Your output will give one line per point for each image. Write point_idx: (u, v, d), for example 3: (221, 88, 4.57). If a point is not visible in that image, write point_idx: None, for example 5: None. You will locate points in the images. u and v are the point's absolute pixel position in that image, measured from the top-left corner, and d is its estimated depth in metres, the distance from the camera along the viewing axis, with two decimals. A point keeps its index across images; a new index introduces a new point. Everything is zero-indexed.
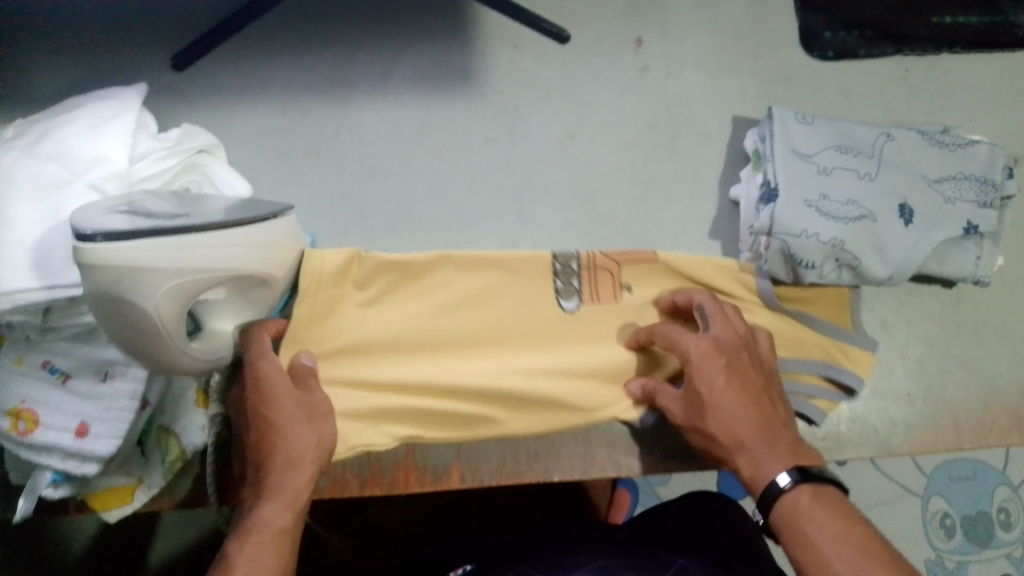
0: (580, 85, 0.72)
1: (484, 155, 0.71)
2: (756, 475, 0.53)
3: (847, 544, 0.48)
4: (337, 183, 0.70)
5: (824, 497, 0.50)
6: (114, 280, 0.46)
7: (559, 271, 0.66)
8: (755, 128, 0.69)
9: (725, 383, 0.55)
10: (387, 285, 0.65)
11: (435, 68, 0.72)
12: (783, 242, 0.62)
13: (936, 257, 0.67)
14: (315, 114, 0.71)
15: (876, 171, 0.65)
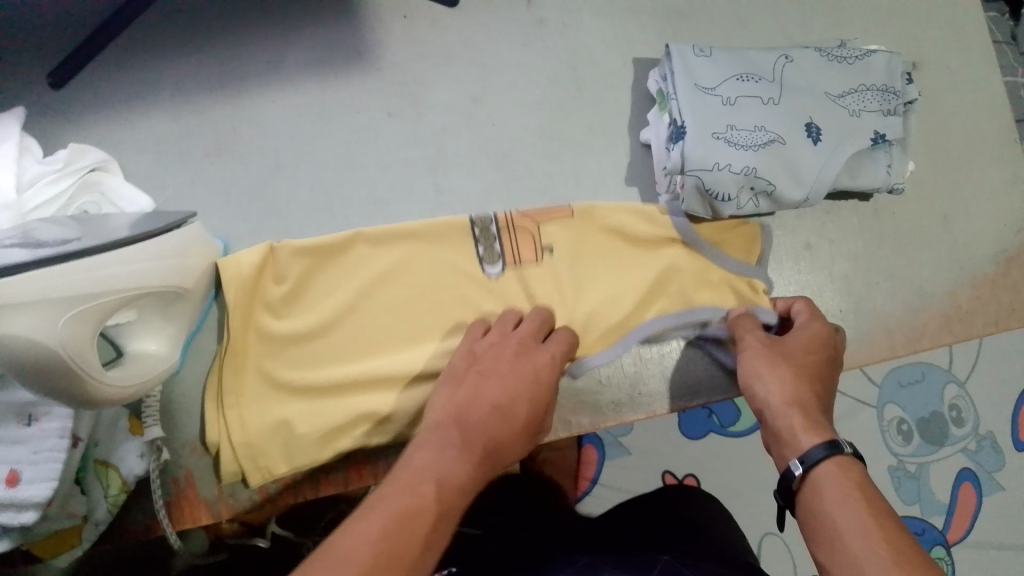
0: (479, 48, 0.70)
1: (390, 133, 0.69)
2: (792, 438, 0.50)
3: (868, 528, 0.42)
4: (242, 182, 0.67)
5: (853, 476, 0.46)
6: (18, 319, 0.42)
7: (479, 237, 0.66)
8: (655, 68, 0.69)
9: (811, 357, 0.57)
10: (304, 290, 0.65)
11: (326, 49, 0.69)
12: (697, 179, 0.63)
13: (851, 170, 0.67)
14: (212, 114, 0.68)
15: (779, 95, 0.66)
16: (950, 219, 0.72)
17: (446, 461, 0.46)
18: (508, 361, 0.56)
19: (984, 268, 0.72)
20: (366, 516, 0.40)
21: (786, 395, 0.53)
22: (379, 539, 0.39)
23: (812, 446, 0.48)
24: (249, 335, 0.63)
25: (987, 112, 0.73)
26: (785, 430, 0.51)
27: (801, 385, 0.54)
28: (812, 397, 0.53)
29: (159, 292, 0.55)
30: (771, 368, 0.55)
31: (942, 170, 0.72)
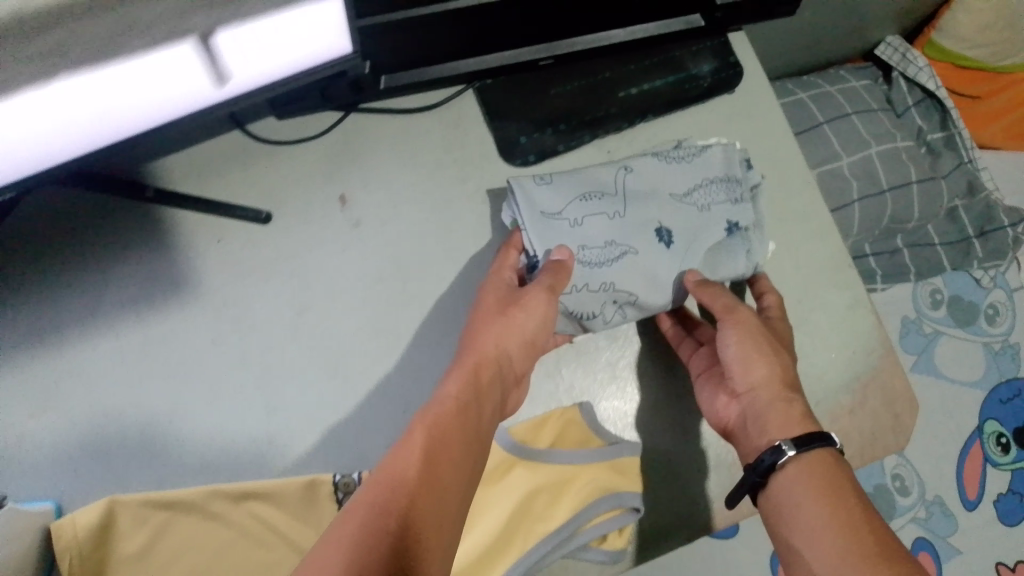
0: (298, 260, 0.70)
1: (215, 358, 0.67)
2: (779, 427, 0.58)
3: (832, 509, 0.53)
4: (66, 434, 0.65)
5: (829, 461, 0.56)
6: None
7: (341, 495, 0.64)
8: (506, 204, 0.66)
9: (772, 352, 0.62)
10: (140, 548, 0.63)
11: (142, 284, 0.68)
12: (559, 305, 0.62)
13: (708, 268, 0.66)
14: (30, 370, 0.66)
15: (625, 207, 0.65)
16: (800, 354, 0.70)
17: (451, 388, 0.54)
18: (503, 310, 0.60)
19: (842, 399, 0.70)
20: (355, 509, 0.44)
21: (769, 389, 0.61)
22: (381, 517, 0.43)
23: (783, 438, 0.58)
24: None
25: (816, 239, 0.73)
26: (771, 417, 0.59)
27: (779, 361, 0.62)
28: (785, 375, 0.62)
29: None
30: (751, 339, 0.62)
31: (783, 305, 0.71)
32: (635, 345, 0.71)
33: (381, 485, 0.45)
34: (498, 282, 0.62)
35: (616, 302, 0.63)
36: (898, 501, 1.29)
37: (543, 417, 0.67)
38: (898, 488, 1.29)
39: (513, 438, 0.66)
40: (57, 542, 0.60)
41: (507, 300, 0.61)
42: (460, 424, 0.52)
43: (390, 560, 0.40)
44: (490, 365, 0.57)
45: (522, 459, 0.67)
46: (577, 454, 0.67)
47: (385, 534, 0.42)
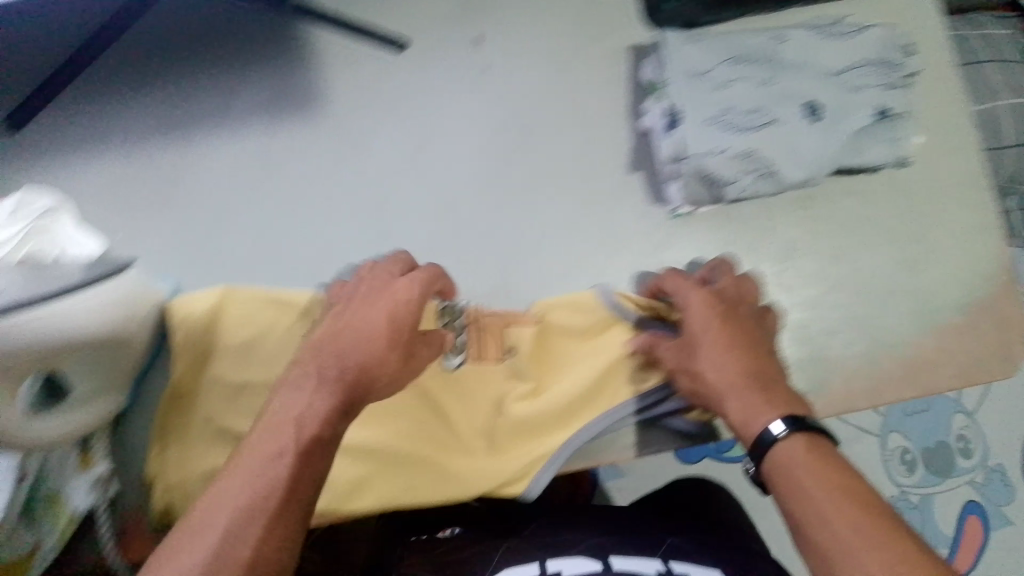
0: (426, 93, 0.70)
1: (333, 177, 0.68)
2: (745, 418, 0.53)
3: (858, 529, 0.46)
4: (187, 227, 0.67)
5: (819, 459, 0.50)
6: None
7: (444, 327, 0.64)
8: (650, 60, 0.68)
9: (716, 323, 0.57)
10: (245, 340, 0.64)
11: (271, 94, 0.70)
12: (698, 164, 0.62)
13: (853, 150, 0.64)
14: (159, 161, 0.68)
15: (776, 76, 0.64)
16: (918, 265, 0.70)
17: (297, 402, 0.50)
18: (375, 299, 0.56)
19: (951, 317, 0.69)
20: (229, 487, 0.47)
21: (720, 374, 0.55)
22: (237, 503, 0.46)
23: (767, 420, 0.52)
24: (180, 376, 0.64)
25: (956, 153, 0.71)
26: (736, 412, 0.54)
27: (733, 351, 0.56)
28: (755, 362, 0.56)
29: (86, 338, 0.55)
30: (714, 336, 0.57)
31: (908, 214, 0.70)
32: (749, 232, 0.69)
33: (252, 476, 0.47)
34: (376, 269, 0.58)
35: (755, 172, 0.62)
36: (958, 461, 1.23)
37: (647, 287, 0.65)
38: (960, 448, 1.24)
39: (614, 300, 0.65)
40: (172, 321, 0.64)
41: (378, 288, 0.57)
42: (269, 441, 0.49)
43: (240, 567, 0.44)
44: (367, 372, 0.53)
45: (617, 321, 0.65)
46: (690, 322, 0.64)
47: (254, 513, 0.46)
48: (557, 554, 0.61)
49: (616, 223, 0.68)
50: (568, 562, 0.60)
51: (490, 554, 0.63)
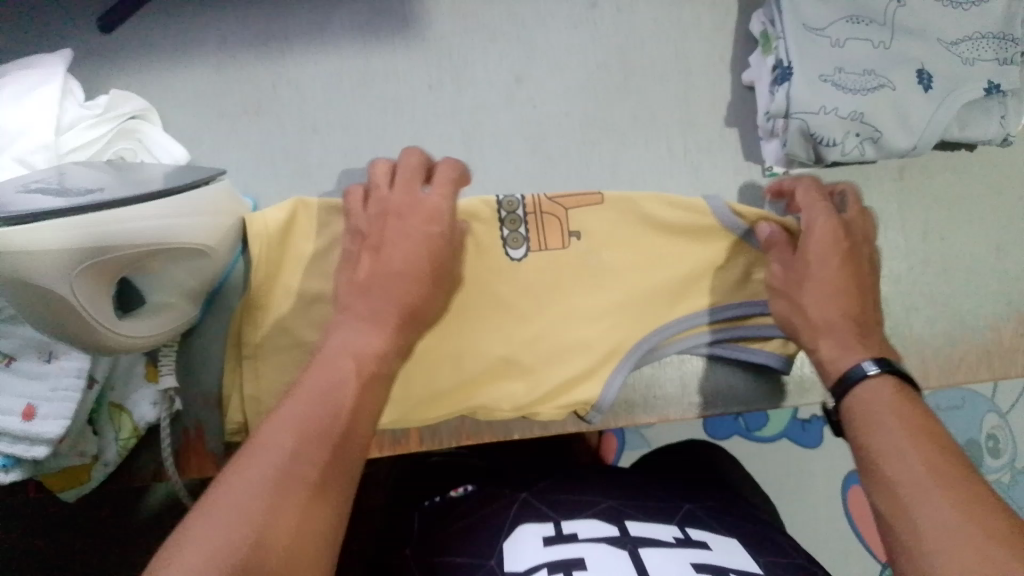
0: (527, 26, 0.68)
1: (428, 105, 0.67)
2: (839, 356, 0.55)
3: (940, 471, 0.44)
4: (276, 141, 0.66)
5: (904, 403, 0.49)
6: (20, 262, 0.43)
7: (505, 219, 0.63)
8: (761, 11, 0.66)
9: (834, 265, 0.57)
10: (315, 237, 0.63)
11: (373, 14, 0.68)
12: (802, 122, 0.61)
13: (957, 123, 0.63)
14: (253, 72, 0.67)
15: (891, 39, 0.62)
16: (1003, 250, 0.69)
17: (345, 357, 0.48)
18: (400, 218, 0.55)
19: None
20: (273, 430, 0.43)
21: (825, 308, 0.57)
22: (293, 449, 0.42)
23: (856, 364, 0.53)
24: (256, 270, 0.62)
25: None
26: (827, 353, 0.56)
27: (841, 291, 0.57)
28: (859, 302, 0.57)
29: (179, 248, 0.54)
30: (825, 272, 0.57)
31: (998, 194, 0.70)
32: None
33: (296, 417, 0.43)
34: (376, 177, 0.57)
35: (858, 135, 0.61)
36: (989, 460, 1.06)
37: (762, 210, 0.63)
38: None
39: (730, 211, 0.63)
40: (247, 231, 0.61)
41: (404, 209, 0.56)
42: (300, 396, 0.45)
43: (308, 486, 0.41)
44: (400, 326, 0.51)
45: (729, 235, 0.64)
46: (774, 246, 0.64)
47: (305, 441, 0.42)
48: (566, 510, 0.54)
49: (710, 171, 0.68)
50: (583, 524, 0.52)
51: (503, 516, 0.55)
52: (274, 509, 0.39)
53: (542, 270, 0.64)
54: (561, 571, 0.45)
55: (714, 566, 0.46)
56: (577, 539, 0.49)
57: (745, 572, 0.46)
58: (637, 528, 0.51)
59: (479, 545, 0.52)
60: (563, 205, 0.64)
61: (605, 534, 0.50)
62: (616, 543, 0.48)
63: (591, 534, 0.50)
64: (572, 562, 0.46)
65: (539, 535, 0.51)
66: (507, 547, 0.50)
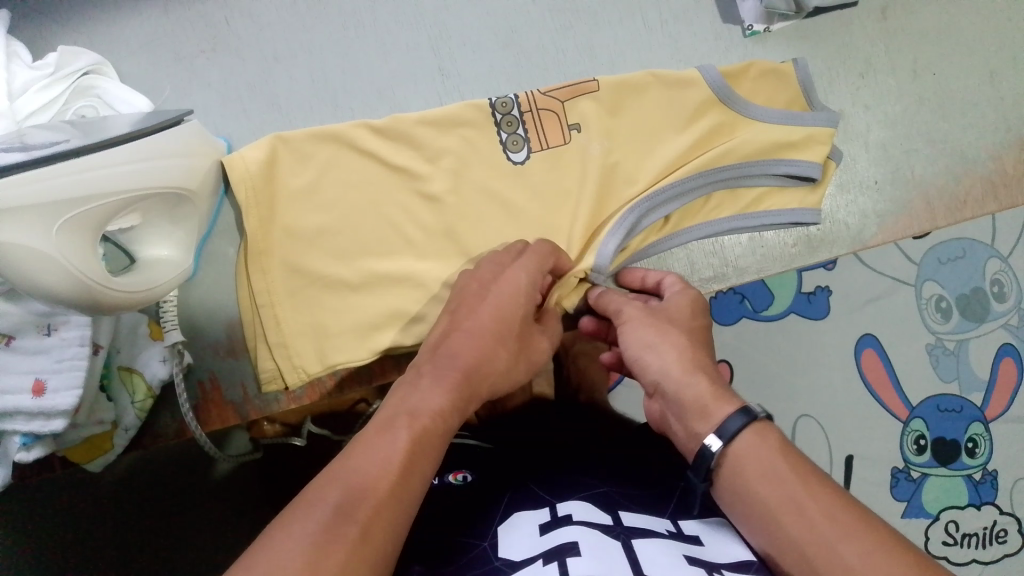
0: None
1: (388, 13, 0.64)
2: (708, 403, 0.46)
3: (844, 524, 0.40)
4: (239, 76, 0.64)
5: (787, 449, 0.44)
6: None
7: (501, 121, 0.63)
8: None
9: (689, 316, 0.54)
10: (301, 169, 0.62)
11: None
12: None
13: None
14: (202, 7, 0.64)
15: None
16: (997, 76, 0.68)
17: (435, 393, 0.46)
18: (485, 288, 0.54)
19: None
20: (326, 483, 0.40)
21: (683, 362, 0.49)
22: (329, 523, 0.37)
23: (730, 414, 0.45)
24: (248, 215, 0.60)
25: None
26: (691, 399, 0.47)
27: (688, 351, 0.50)
28: (706, 359, 0.50)
29: (160, 193, 0.53)
30: (684, 324, 0.53)
31: (986, 17, 0.68)
32: (826, 48, 0.67)
33: (377, 446, 0.42)
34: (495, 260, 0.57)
35: None
36: (992, 307, 0.91)
37: (751, 64, 0.64)
38: (997, 292, 0.91)
39: (722, 76, 0.63)
40: (232, 177, 0.60)
41: (489, 281, 0.55)
42: (384, 429, 0.43)
43: (357, 551, 0.37)
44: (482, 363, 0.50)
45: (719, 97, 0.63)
46: (775, 111, 0.64)
47: (355, 500, 0.39)
48: (559, 492, 0.51)
49: (688, 38, 0.66)
50: (578, 507, 0.47)
51: (495, 507, 0.51)
52: (363, 531, 0.38)
53: (551, 167, 0.63)
54: (554, 560, 0.40)
55: (706, 560, 0.42)
56: (571, 522, 0.45)
57: (732, 565, 0.42)
58: (630, 518, 0.46)
59: (474, 530, 0.49)
60: (562, 96, 0.63)
61: (597, 522, 0.45)
62: (609, 531, 0.43)
63: (585, 518, 0.45)
64: (564, 548, 0.41)
65: (534, 521, 0.46)
66: (503, 532, 0.47)
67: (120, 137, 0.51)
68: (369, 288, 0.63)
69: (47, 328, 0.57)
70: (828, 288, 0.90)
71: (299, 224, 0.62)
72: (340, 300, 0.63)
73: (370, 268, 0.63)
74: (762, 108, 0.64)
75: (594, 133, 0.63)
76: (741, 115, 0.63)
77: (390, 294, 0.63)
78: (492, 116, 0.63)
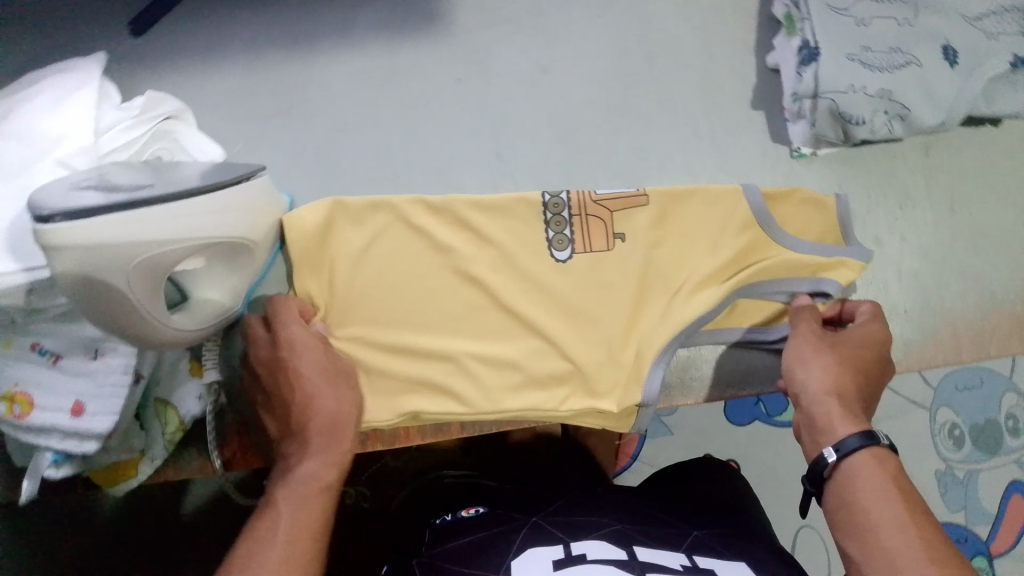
0: (550, 17, 0.69)
1: (457, 96, 0.68)
2: (828, 427, 0.53)
3: (924, 540, 0.46)
4: (308, 137, 0.67)
5: (906, 498, 0.49)
6: (82, 263, 0.44)
7: (551, 221, 0.66)
8: None
9: (862, 353, 0.58)
10: (359, 231, 0.64)
11: (399, 9, 0.68)
12: (832, 101, 0.62)
13: (984, 97, 0.64)
14: (282, 71, 0.67)
15: (915, 14, 0.64)
16: None
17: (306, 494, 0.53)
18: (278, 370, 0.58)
19: None
20: None
21: (825, 381, 0.55)
22: None
23: (849, 435, 0.52)
24: (297, 274, 0.62)
25: None
26: (820, 416, 0.54)
27: (837, 371, 0.56)
28: (850, 385, 0.55)
29: (219, 243, 0.55)
30: (842, 358, 0.57)
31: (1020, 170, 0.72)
32: (866, 178, 0.70)
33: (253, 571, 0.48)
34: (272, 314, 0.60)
35: (885, 111, 0.63)
36: (1005, 441, 0.94)
37: (795, 191, 0.68)
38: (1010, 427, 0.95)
39: (763, 198, 0.67)
40: (286, 233, 0.61)
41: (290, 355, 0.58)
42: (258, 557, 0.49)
43: None
44: (332, 419, 0.57)
45: (761, 220, 0.67)
46: (812, 244, 0.67)
47: None
48: (573, 531, 0.54)
49: (737, 152, 0.69)
50: (592, 547, 0.51)
51: (511, 539, 0.54)
52: None
53: (591, 264, 0.67)
54: None
55: None
56: (585, 561, 0.49)
57: None
58: (645, 553, 0.51)
59: (487, 556, 0.52)
60: (613, 201, 0.66)
61: (613, 558, 0.49)
62: (626, 567, 0.48)
63: (599, 556, 0.49)
64: None
65: (547, 558, 0.50)
66: (517, 565, 0.50)
67: (197, 187, 0.52)
68: (407, 354, 0.65)
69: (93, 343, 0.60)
70: None
71: (348, 285, 0.64)
72: (375, 366, 0.65)
73: (410, 335, 0.65)
74: (796, 238, 0.67)
75: (636, 237, 0.67)
76: (775, 239, 0.67)
77: (427, 362, 0.66)
78: (541, 213, 0.66)
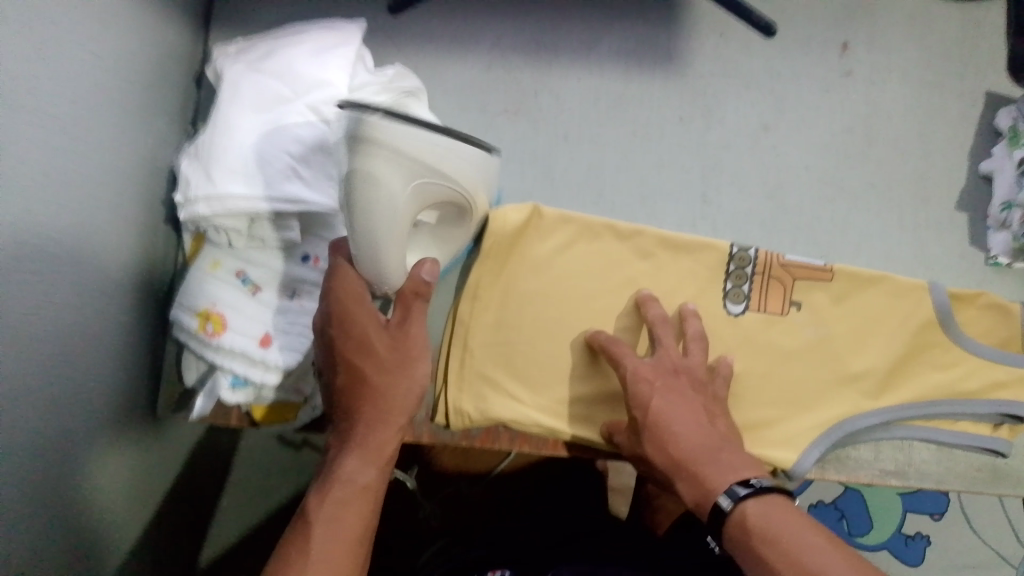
0: (780, 80, 0.72)
1: (677, 134, 0.71)
2: (703, 492, 0.52)
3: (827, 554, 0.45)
4: (530, 142, 0.70)
5: (794, 516, 0.48)
6: (376, 159, 0.46)
7: (733, 273, 0.66)
8: (1012, 108, 0.70)
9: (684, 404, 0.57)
10: (550, 242, 0.66)
11: (640, 42, 0.72)
12: None
13: None
14: (521, 76, 0.71)
15: None
16: None
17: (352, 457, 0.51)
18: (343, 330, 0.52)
19: None
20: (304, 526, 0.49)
21: (668, 443, 0.55)
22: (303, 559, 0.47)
23: (722, 491, 0.51)
24: (482, 268, 0.65)
25: None
26: (691, 492, 0.53)
27: (642, 422, 0.57)
28: (688, 424, 0.55)
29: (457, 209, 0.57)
30: (657, 399, 0.57)
31: None
32: None
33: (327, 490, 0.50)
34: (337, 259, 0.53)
35: None
36: None
37: (982, 292, 0.67)
38: None
39: (949, 300, 0.67)
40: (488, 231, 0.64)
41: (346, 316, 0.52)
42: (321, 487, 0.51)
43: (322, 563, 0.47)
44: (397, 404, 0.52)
45: (941, 319, 0.67)
46: (990, 349, 0.67)
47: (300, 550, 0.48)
48: None
49: (932, 247, 0.70)
50: None
51: None
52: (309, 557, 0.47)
53: (768, 322, 0.66)
54: None
55: None
56: None
57: None
58: None
59: None
60: (804, 267, 0.66)
61: None
62: None
63: None
64: None
65: None
66: None
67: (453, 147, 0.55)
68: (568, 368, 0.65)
69: (299, 257, 0.64)
70: (928, 537, 0.95)
71: (532, 291, 0.65)
72: (533, 375, 0.65)
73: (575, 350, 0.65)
74: (977, 341, 0.67)
75: (814, 305, 0.67)
76: (955, 340, 0.67)
77: (586, 380, 0.65)
78: (727, 263, 0.66)
